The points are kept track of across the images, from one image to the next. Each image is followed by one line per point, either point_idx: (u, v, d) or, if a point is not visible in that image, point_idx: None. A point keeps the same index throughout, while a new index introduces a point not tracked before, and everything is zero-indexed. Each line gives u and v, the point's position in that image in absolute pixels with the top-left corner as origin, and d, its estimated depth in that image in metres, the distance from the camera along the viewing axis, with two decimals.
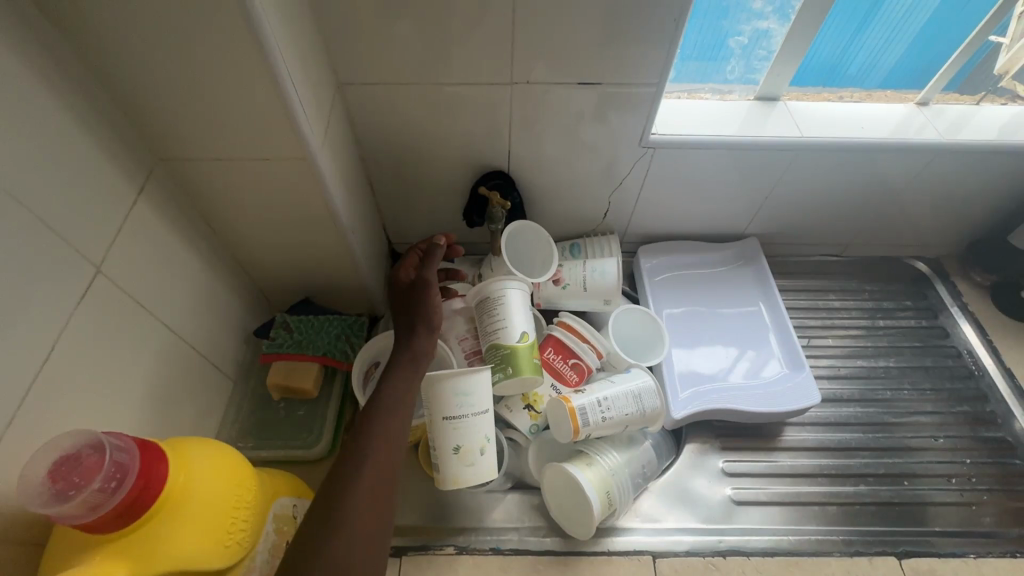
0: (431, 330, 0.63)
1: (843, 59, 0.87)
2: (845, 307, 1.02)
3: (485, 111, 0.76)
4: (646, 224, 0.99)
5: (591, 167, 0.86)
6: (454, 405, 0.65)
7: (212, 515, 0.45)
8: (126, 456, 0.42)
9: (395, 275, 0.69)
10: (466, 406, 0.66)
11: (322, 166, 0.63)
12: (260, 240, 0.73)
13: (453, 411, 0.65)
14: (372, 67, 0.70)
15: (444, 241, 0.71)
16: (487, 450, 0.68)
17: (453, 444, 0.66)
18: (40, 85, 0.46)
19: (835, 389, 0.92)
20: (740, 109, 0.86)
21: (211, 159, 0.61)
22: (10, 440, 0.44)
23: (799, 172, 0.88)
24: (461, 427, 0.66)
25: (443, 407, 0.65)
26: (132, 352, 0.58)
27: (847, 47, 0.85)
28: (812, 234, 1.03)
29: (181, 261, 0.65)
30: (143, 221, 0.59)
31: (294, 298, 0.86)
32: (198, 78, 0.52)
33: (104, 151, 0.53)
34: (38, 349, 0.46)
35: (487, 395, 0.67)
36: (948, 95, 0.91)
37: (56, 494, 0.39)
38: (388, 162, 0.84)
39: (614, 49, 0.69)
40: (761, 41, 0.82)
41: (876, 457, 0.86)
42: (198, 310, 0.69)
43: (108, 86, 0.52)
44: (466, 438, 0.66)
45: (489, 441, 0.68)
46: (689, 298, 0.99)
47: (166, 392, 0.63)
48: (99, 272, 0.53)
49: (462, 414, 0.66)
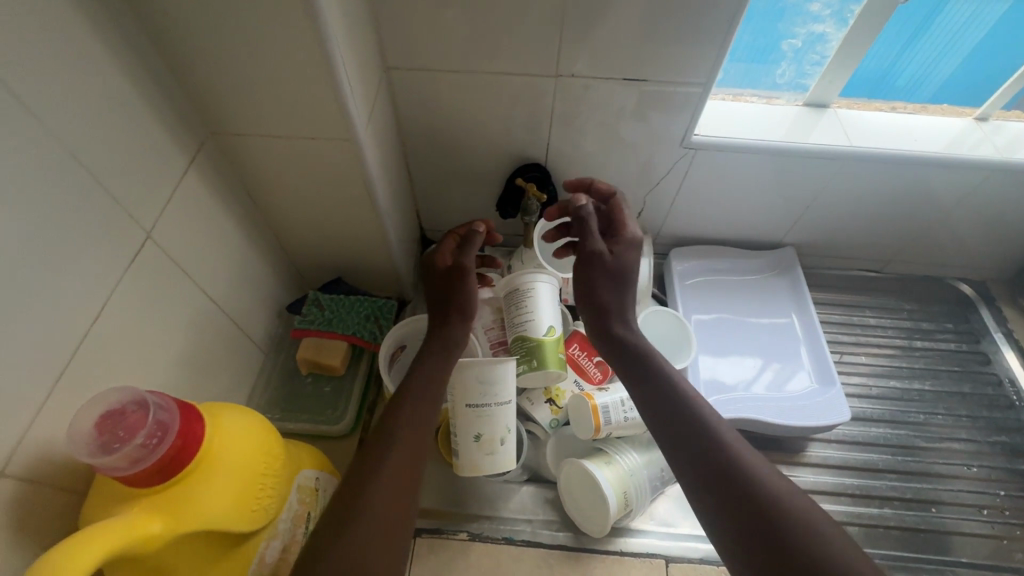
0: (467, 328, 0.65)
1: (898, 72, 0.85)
2: (882, 325, 0.99)
3: (527, 101, 0.76)
4: (680, 226, 0.98)
5: (628, 166, 0.85)
6: (479, 394, 0.66)
7: (241, 480, 0.46)
8: (167, 416, 0.43)
9: (433, 258, 0.69)
10: (491, 395, 0.66)
11: (365, 149, 0.64)
12: (299, 217, 0.75)
13: (476, 399, 0.66)
14: (418, 53, 0.70)
15: (483, 230, 0.70)
16: (507, 440, 0.69)
17: (475, 431, 0.66)
18: (106, 54, 0.47)
19: (865, 408, 0.90)
20: (787, 115, 0.84)
21: (260, 135, 0.62)
22: (61, 393, 0.46)
23: (843, 183, 0.86)
24: (484, 416, 0.66)
25: (467, 395, 0.65)
26: (175, 317, 0.60)
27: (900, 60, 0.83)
28: (852, 247, 1.00)
29: (223, 232, 0.67)
30: (191, 191, 0.60)
31: (326, 277, 0.88)
32: (255, 55, 0.53)
33: (160, 120, 0.55)
34: (92, 306, 0.49)
35: (511, 386, 0.67)
36: (1010, 113, 0.86)
37: (101, 445, 0.41)
38: (426, 147, 0.85)
39: (664, 46, 0.68)
40: (815, 45, 0.80)
41: (904, 481, 0.83)
42: (235, 281, 0.71)
43: (167, 57, 0.54)
44: (488, 427, 0.67)
45: (509, 432, 0.68)
46: (719, 304, 0.97)
47: (201, 359, 0.65)
48: (148, 238, 0.55)
49: (486, 403, 0.66)
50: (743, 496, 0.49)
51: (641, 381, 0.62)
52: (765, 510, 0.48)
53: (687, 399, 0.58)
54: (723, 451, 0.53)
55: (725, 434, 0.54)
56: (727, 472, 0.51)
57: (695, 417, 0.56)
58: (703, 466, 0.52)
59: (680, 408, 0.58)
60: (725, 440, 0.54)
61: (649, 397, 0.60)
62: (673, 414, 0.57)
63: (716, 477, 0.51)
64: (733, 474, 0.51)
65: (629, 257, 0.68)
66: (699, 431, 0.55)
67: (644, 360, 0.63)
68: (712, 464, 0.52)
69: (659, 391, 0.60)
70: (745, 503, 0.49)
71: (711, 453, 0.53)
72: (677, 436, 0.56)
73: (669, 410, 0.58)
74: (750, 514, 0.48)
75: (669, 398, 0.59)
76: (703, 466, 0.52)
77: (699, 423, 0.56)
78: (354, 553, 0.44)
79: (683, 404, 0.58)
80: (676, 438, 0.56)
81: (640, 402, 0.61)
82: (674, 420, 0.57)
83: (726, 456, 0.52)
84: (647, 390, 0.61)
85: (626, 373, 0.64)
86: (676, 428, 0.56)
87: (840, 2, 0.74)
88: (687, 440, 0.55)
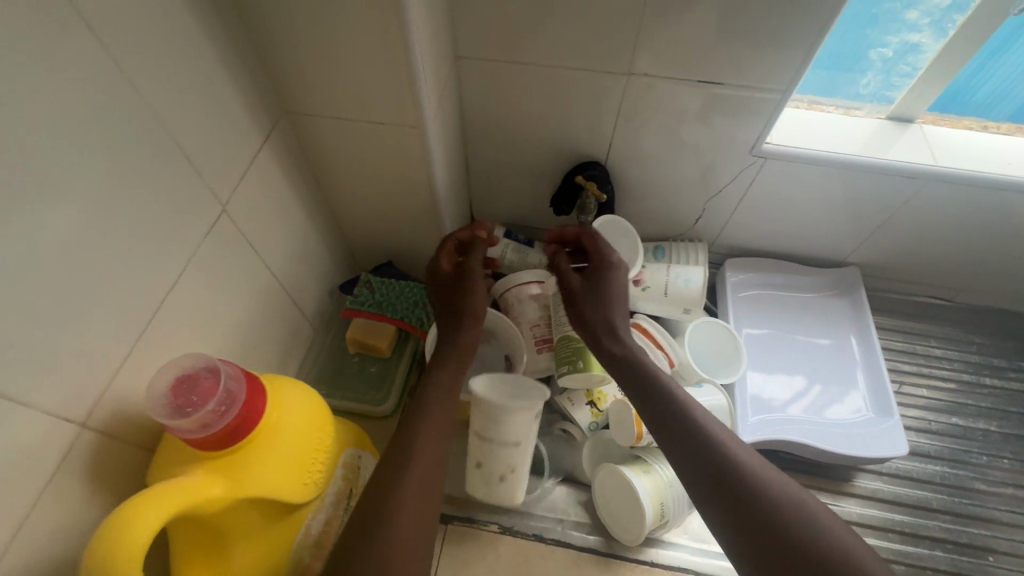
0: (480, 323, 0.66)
1: (995, 89, 0.78)
2: (947, 357, 0.93)
3: (594, 98, 0.75)
4: (738, 236, 0.94)
5: (691, 170, 0.83)
6: (485, 432, 0.64)
7: (296, 452, 0.48)
8: (235, 384, 0.45)
9: (436, 264, 0.70)
10: (508, 431, 0.63)
11: (431, 137, 0.64)
12: (359, 199, 0.76)
13: (481, 436, 0.64)
14: (490, 43, 0.70)
15: (485, 238, 0.74)
16: (509, 477, 0.68)
17: (476, 461, 0.67)
18: (200, 30, 0.49)
19: (922, 443, 0.85)
20: (866, 128, 0.80)
21: (331, 117, 0.64)
22: (138, 354, 0.48)
23: (922, 204, 0.81)
24: (484, 452, 0.66)
25: (475, 428, 0.65)
26: (240, 288, 0.62)
27: (997, 77, 0.77)
28: (922, 272, 0.94)
29: (288, 210, 0.69)
30: (263, 168, 0.62)
31: (377, 260, 0.89)
32: (337, 38, 0.54)
33: (242, 98, 0.56)
34: (171, 273, 0.51)
35: (520, 433, 0.64)
36: None
37: (175, 408, 0.43)
38: (486, 138, 0.84)
39: (746, 48, 0.65)
40: (907, 55, 0.75)
41: (959, 523, 0.79)
42: (295, 258, 0.73)
43: (253, 36, 0.55)
44: (487, 462, 0.67)
45: (512, 471, 0.68)
46: (771, 320, 0.93)
47: (260, 330, 0.67)
48: (223, 211, 0.57)
49: (488, 442, 0.65)
50: (753, 509, 0.47)
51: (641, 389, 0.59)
52: (782, 537, 0.45)
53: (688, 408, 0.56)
54: (733, 464, 0.50)
55: (731, 443, 0.52)
56: (737, 486, 0.49)
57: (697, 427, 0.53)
58: (711, 480, 0.50)
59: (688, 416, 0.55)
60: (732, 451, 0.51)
61: (650, 409, 0.57)
62: (676, 424, 0.55)
63: (724, 492, 0.49)
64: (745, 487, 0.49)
65: (612, 280, 0.68)
66: (706, 443, 0.52)
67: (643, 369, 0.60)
68: (719, 477, 0.50)
69: (660, 399, 0.57)
70: (758, 520, 0.46)
71: (720, 466, 0.50)
72: (682, 449, 0.53)
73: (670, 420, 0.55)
74: (762, 529, 0.46)
75: (671, 407, 0.56)
76: (711, 480, 0.50)
77: (704, 434, 0.53)
78: (384, 551, 0.45)
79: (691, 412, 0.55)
80: (681, 450, 0.53)
81: (642, 410, 0.58)
82: (677, 431, 0.54)
83: (732, 468, 0.50)
84: (647, 400, 0.58)
85: (627, 383, 0.61)
86: (680, 439, 0.53)
87: (942, 10, 0.69)
88: (693, 453, 0.52)
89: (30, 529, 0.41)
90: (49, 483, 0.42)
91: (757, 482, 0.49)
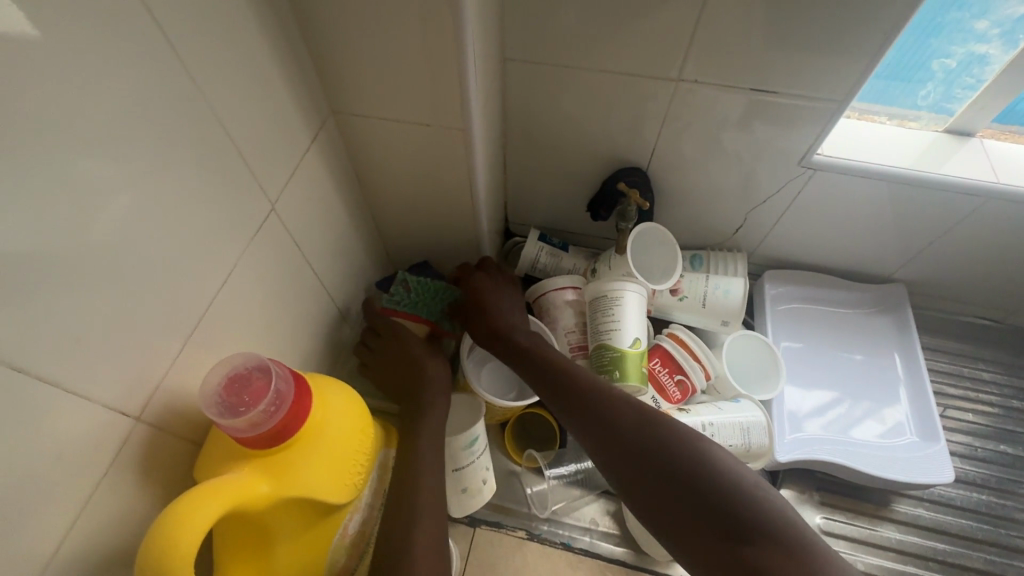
0: (445, 388, 0.66)
1: None
2: (996, 382, 0.90)
3: (640, 104, 0.73)
4: (780, 248, 0.92)
5: (735, 179, 0.81)
6: (463, 456, 0.67)
7: (339, 453, 0.48)
8: (284, 386, 0.45)
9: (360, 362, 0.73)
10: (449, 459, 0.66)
11: (476, 140, 0.64)
12: (400, 199, 0.76)
13: (462, 462, 0.67)
14: (538, 46, 0.69)
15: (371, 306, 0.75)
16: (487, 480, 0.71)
17: (460, 487, 0.68)
18: (258, 31, 0.50)
19: (966, 470, 0.82)
20: (922, 141, 0.77)
21: (378, 118, 0.64)
22: (190, 350, 0.49)
23: (979, 221, 0.78)
24: (467, 473, 0.68)
25: (453, 461, 0.66)
26: (284, 286, 0.62)
27: None
28: (973, 292, 0.90)
29: (331, 208, 0.69)
30: (311, 167, 0.63)
31: (413, 260, 0.90)
32: (390, 39, 0.54)
33: (294, 97, 0.57)
34: (221, 270, 0.51)
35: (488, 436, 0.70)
36: None
37: (228, 407, 0.43)
38: (526, 141, 0.84)
39: (803, 56, 0.63)
40: (972, 66, 0.72)
41: (1002, 555, 0.76)
42: (335, 256, 0.73)
43: (307, 36, 0.56)
44: (471, 480, 0.69)
45: (488, 472, 0.71)
46: (810, 335, 0.91)
47: (300, 328, 0.68)
48: (272, 210, 0.57)
49: (469, 461, 0.67)
50: (699, 514, 0.46)
51: (578, 417, 0.58)
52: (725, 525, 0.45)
53: (621, 425, 0.55)
54: (669, 471, 0.49)
55: (665, 449, 0.51)
56: (678, 493, 0.48)
57: (632, 446, 0.53)
58: (656, 498, 0.49)
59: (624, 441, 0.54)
60: (667, 458, 0.50)
61: (590, 440, 0.56)
62: (613, 445, 0.54)
63: (670, 505, 0.48)
64: (686, 493, 0.47)
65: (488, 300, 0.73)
66: (641, 459, 0.52)
67: (576, 398, 0.60)
68: (661, 489, 0.49)
69: (595, 423, 0.57)
70: (705, 525, 0.46)
71: (660, 476, 0.50)
72: (624, 472, 0.52)
73: (608, 442, 0.55)
74: (713, 533, 0.45)
75: (606, 429, 0.55)
76: (656, 496, 0.49)
77: (639, 449, 0.52)
78: None
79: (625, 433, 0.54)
80: (622, 473, 0.53)
81: (586, 441, 0.57)
82: (615, 454, 0.54)
83: (669, 476, 0.49)
84: (585, 432, 0.57)
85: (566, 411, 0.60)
86: (621, 461, 0.53)
87: (1014, 21, 0.66)
88: (634, 472, 0.52)
89: (87, 518, 0.42)
90: (105, 475, 0.43)
91: (697, 483, 0.47)
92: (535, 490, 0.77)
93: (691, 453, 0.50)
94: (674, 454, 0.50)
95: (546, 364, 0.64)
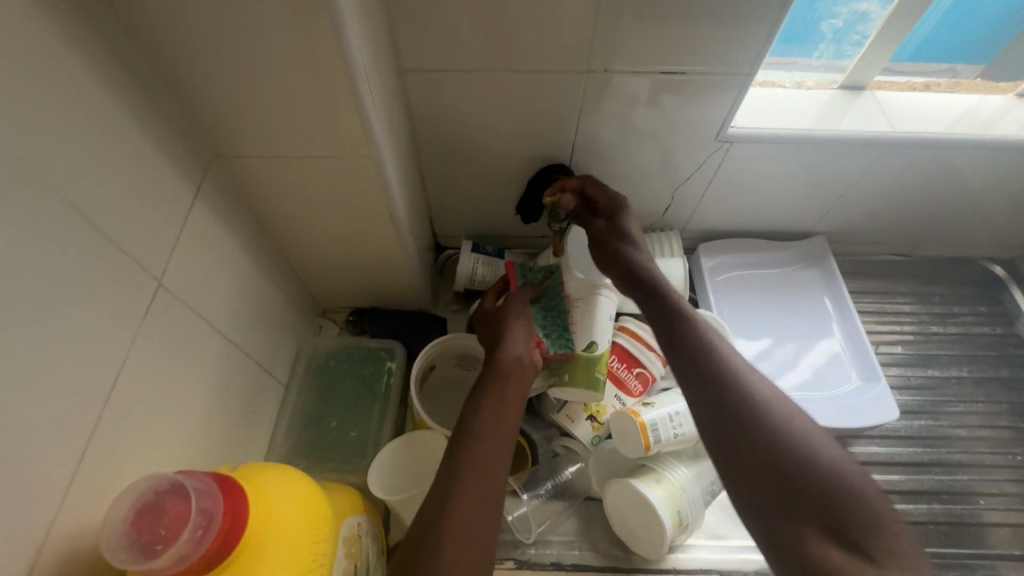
0: (529, 367, 0.62)
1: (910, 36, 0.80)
2: (914, 312, 0.97)
3: (553, 100, 0.70)
4: (709, 220, 0.93)
5: (658, 162, 0.80)
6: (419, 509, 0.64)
7: (290, 555, 0.42)
8: (209, 502, 0.38)
9: (483, 302, 0.73)
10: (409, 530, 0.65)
11: (386, 166, 0.58)
12: (314, 238, 0.69)
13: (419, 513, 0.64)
14: (435, 53, 0.64)
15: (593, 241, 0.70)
16: None
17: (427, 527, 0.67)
18: (98, 84, 0.41)
19: (905, 400, 0.88)
20: (822, 100, 0.80)
21: (269, 157, 0.56)
22: (80, 479, 0.41)
23: (881, 168, 0.82)
24: None
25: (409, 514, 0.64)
26: (193, 366, 0.54)
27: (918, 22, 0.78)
28: (882, 233, 0.97)
29: (235, 265, 0.61)
30: (200, 224, 0.54)
31: (340, 296, 0.82)
32: (267, 70, 0.47)
33: (163, 150, 0.49)
34: (106, 371, 0.43)
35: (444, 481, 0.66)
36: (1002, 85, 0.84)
37: (142, 547, 0.36)
38: (440, 152, 0.78)
39: (705, 34, 0.63)
40: (857, 24, 0.75)
41: (948, 473, 0.82)
42: (250, 316, 0.65)
43: (163, 78, 0.48)
44: None
45: None
46: (750, 301, 0.93)
47: (221, 407, 0.59)
48: (160, 286, 0.49)
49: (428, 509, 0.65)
50: (826, 531, 0.42)
51: (701, 395, 0.52)
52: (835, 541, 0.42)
53: (755, 422, 0.48)
54: (804, 481, 0.44)
55: (804, 456, 0.45)
56: (808, 507, 0.43)
57: (762, 443, 0.47)
58: (773, 500, 0.45)
59: (762, 421, 0.48)
60: (803, 466, 0.45)
61: (705, 421, 0.51)
62: (737, 436, 0.48)
63: (791, 513, 0.44)
64: (823, 507, 0.43)
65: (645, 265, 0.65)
66: (767, 459, 0.46)
67: (699, 379, 0.52)
68: (786, 497, 0.44)
69: (720, 410, 0.50)
70: (823, 537, 0.42)
71: (787, 483, 0.45)
72: (742, 466, 0.47)
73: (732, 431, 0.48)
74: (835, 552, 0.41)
75: (733, 422, 0.49)
76: (776, 498, 0.45)
77: (768, 453, 0.46)
78: None
79: (769, 416, 0.48)
80: (742, 467, 0.47)
81: (699, 414, 0.51)
82: (743, 442, 0.48)
83: (799, 483, 0.44)
84: (702, 413, 0.51)
85: (686, 380, 0.54)
86: (741, 457, 0.47)
87: None
88: (756, 470, 0.46)
89: None
90: None
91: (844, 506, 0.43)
92: (516, 515, 0.73)
93: (835, 467, 0.45)
94: (813, 464, 0.45)
95: (681, 342, 0.56)
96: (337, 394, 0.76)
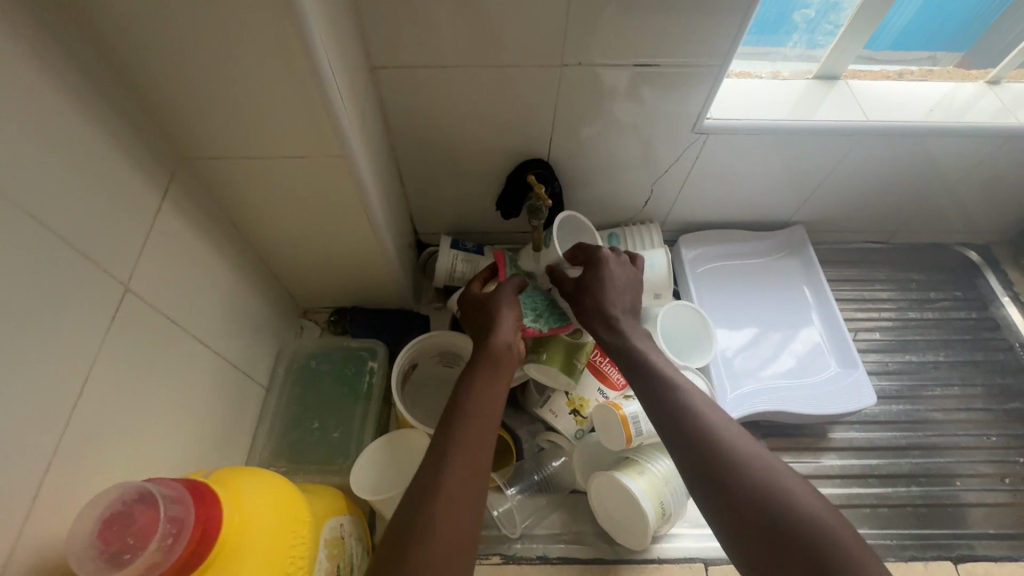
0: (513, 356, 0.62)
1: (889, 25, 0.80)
2: (892, 298, 0.98)
3: (529, 95, 0.70)
4: (689, 212, 0.93)
5: (636, 154, 0.80)
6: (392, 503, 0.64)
7: (266, 559, 0.42)
8: (180, 509, 0.38)
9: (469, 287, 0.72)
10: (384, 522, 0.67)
11: (359, 165, 0.58)
12: (290, 239, 0.68)
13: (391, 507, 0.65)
14: (408, 49, 0.63)
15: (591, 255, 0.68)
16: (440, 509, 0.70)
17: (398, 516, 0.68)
18: (55, 87, 0.40)
19: (883, 385, 0.90)
20: (796, 90, 0.81)
21: (238, 158, 0.55)
22: (47, 491, 0.40)
23: (856, 158, 0.83)
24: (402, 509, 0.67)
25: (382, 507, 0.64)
26: (165, 371, 0.53)
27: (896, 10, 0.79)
28: (860, 221, 0.98)
29: (207, 268, 0.60)
30: (169, 227, 0.53)
31: (319, 296, 0.81)
32: (231, 70, 0.46)
33: (126, 153, 0.48)
34: (71, 380, 0.42)
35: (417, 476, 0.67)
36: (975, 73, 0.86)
37: (111, 557, 0.36)
38: (417, 149, 0.78)
39: (677, 26, 0.63)
40: (829, 14, 0.76)
41: (925, 456, 0.84)
42: (226, 319, 0.64)
43: (123, 79, 0.47)
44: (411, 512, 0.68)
45: None
46: (731, 292, 0.94)
47: (197, 412, 0.59)
48: (127, 290, 0.48)
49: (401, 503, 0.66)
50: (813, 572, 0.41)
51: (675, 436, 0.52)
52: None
53: (732, 456, 0.48)
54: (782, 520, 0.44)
55: (783, 495, 0.45)
56: (795, 552, 0.42)
57: (742, 477, 0.47)
58: (758, 537, 0.44)
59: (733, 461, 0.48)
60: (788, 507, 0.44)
61: (686, 457, 0.50)
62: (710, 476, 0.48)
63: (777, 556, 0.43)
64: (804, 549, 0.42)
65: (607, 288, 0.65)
66: (748, 496, 0.46)
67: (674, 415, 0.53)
68: (771, 538, 0.44)
69: (693, 451, 0.50)
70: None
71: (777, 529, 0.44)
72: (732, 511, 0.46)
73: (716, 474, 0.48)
74: None
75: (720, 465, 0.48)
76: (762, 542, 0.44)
77: (750, 492, 0.46)
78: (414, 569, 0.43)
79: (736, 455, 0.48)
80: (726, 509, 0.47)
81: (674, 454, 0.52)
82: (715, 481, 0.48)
83: (780, 525, 0.44)
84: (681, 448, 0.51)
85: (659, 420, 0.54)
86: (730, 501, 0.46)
87: None
88: (739, 509, 0.46)
89: None
90: None
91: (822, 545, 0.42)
92: (501, 510, 0.73)
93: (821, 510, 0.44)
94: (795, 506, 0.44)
95: (658, 383, 0.56)
96: (319, 395, 0.76)
